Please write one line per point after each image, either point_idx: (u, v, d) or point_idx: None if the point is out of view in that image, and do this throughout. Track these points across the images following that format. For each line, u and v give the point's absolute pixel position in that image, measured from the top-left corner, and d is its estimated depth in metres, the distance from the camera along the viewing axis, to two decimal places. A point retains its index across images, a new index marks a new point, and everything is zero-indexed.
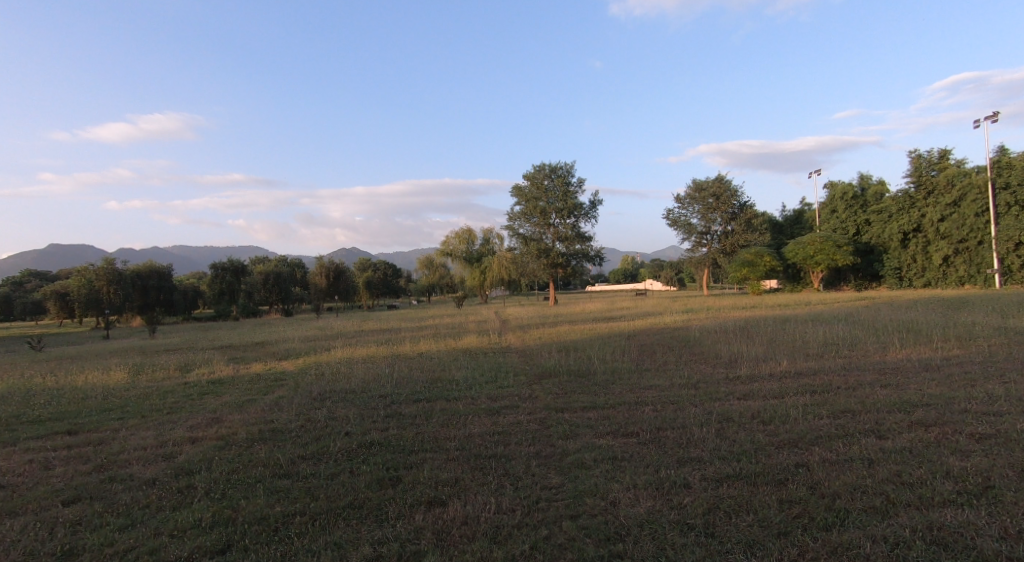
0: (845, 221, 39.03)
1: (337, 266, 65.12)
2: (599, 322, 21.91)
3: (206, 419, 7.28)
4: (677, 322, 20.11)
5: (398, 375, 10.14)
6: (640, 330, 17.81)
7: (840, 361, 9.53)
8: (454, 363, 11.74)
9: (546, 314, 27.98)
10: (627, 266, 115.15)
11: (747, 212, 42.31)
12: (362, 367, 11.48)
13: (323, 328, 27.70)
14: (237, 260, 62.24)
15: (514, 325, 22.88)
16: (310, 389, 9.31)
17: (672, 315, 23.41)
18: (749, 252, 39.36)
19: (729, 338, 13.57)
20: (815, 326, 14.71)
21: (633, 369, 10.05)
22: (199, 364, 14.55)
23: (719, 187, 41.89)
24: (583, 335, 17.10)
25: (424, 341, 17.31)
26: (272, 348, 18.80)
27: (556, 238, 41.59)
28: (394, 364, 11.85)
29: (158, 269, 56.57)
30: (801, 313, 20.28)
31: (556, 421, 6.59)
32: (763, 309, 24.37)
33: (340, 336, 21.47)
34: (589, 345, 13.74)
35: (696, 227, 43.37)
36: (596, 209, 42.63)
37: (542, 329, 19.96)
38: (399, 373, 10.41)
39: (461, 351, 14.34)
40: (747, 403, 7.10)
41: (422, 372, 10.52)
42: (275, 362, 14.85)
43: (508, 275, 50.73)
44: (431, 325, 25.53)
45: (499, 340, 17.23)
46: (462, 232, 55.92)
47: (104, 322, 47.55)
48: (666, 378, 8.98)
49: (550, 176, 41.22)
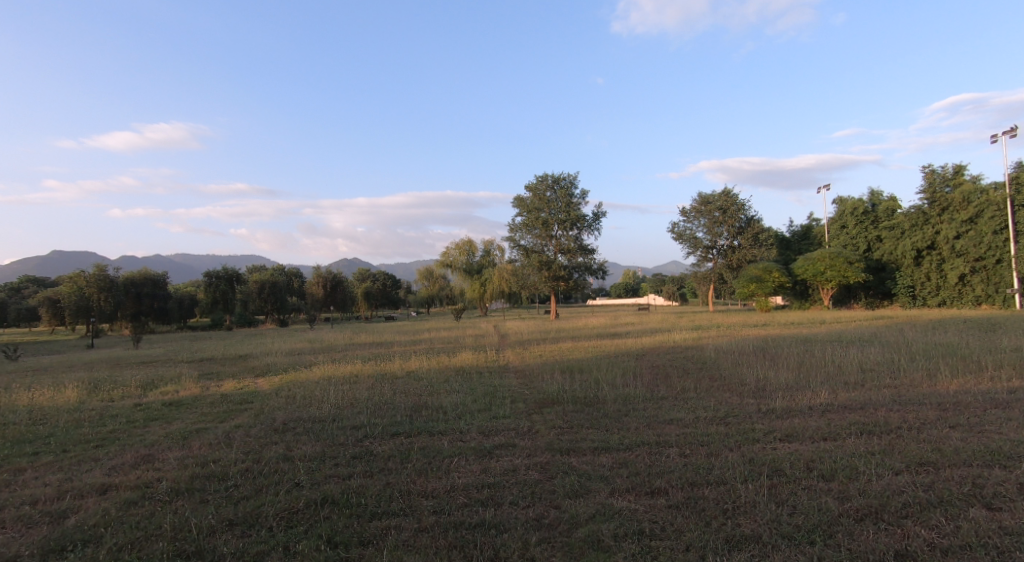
0: (856, 238, 37.73)
1: (335, 276, 64.01)
2: (603, 339, 20.54)
3: (136, 457, 6.04)
4: (687, 340, 18.76)
5: (379, 400, 8.86)
6: (650, 349, 16.49)
7: (889, 393, 8.22)
8: (445, 386, 10.46)
9: (548, 330, 26.64)
10: (629, 281, 113.85)
11: (755, 226, 41.11)
12: (341, 388, 10.21)
13: (315, 341, 26.38)
14: (232, 269, 61.26)
15: (513, 340, 21.52)
16: (273, 416, 8.03)
17: (680, 332, 22.14)
18: (757, 267, 38.15)
19: (750, 361, 12.25)
20: (844, 349, 13.34)
21: (648, 396, 8.78)
22: (169, 381, 13.29)
23: (726, 201, 40.73)
24: (588, 354, 15.80)
25: (416, 357, 15.99)
26: (253, 363, 17.53)
27: (558, 250, 40.43)
28: (377, 385, 10.56)
29: (153, 276, 55.32)
30: (820, 332, 18.99)
31: (561, 470, 5.33)
32: (778, 327, 23.00)
33: (329, 351, 20.17)
34: (594, 366, 12.46)
35: (702, 242, 42.19)
36: (599, 221, 41.51)
37: (544, 346, 18.64)
38: (381, 397, 9.14)
39: (454, 370, 13.04)
40: (793, 447, 5.84)
41: (407, 396, 9.25)
42: (250, 379, 13.57)
43: (509, 287, 49.55)
44: (427, 339, 24.26)
45: (497, 358, 15.92)
46: (463, 243, 54.79)
47: (93, 331, 46.23)
48: (689, 410, 7.70)
49: (552, 187, 40.16)
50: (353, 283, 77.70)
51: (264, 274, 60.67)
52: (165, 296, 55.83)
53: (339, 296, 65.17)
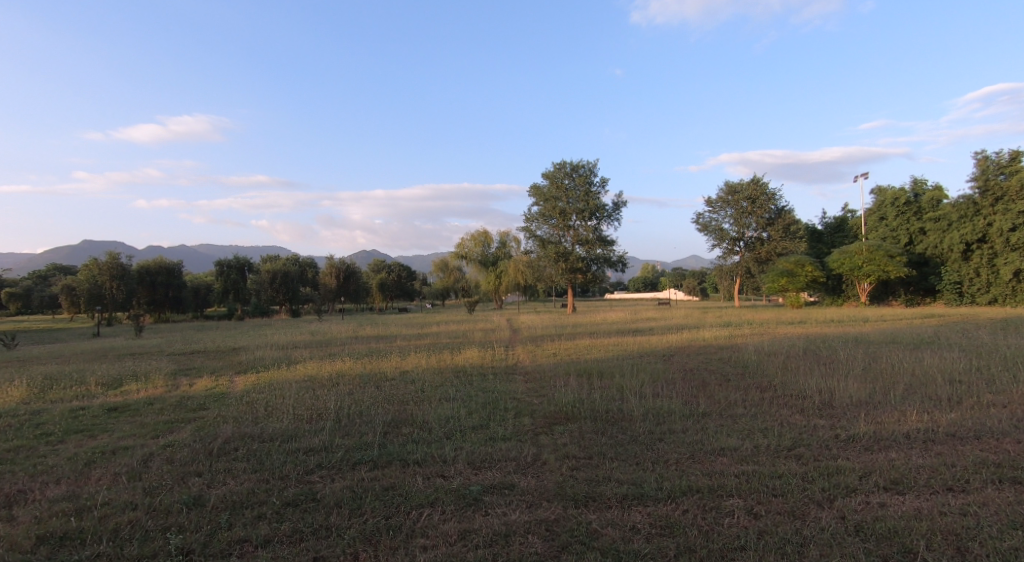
0: (897, 230, 35.30)
1: (348, 267, 62.94)
2: (625, 336, 18.75)
3: (2, 496, 4.50)
4: (718, 339, 16.87)
5: (356, 411, 7.27)
6: (677, 348, 14.67)
7: (1004, 415, 6.33)
8: (440, 391, 8.79)
9: (564, 324, 24.90)
10: (649, 276, 111.83)
11: (786, 217, 38.75)
12: (318, 392, 8.63)
13: (316, 333, 24.97)
14: (244, 257, 60.73)
15: (525, 335, 19.83)
16: (217, 430, 6.42)
17: (710, 329, 20.26)
18: (789, 260, 35.97)
19: (802, 366, 10.36)
20: (910, 352, 11.41)
21: (691, 414, 7.03)
22: (137, 378, 11.84)
23: (754, 190, 38.48)
24: (608, 353, 14.09)
25: (415, 354, 14.32)
26: (240, 357, 16.07)
27: (576, 241, 38.59)
28: (364, 389, 9.00)
29: (167, 265, 54.48)
30: (869, 332, 16.98)
31: (575, 539, 3.66)
32: (818, 325, 20.97)
33: (326, 344, 18.65)
34: (617, 368, 10.76)
35: (728, 233, 40.01)
36: (620, 211, 39.54)
37: (559, 342, 16.91)
38: (359, 406, 7.53)
39: (454, 370, 11.37)
40: (912, 504, 4.06)
41: (392, 405, 7.64)
42: (227, 378, 12.06)
43: (524, 280, 47.81)
44: (434, 333, 22.68)
45: (507, 356, 14.22)
46: (478, 234, 53.14)
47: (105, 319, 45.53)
48: (745, 437, 5.93)
49: (570, 174, 38.20)
50: (367, 275, 76.48)
51: (276, 264, 59.64)
52: (180, 285, 55.00)
53: (352, 287, 64.00)
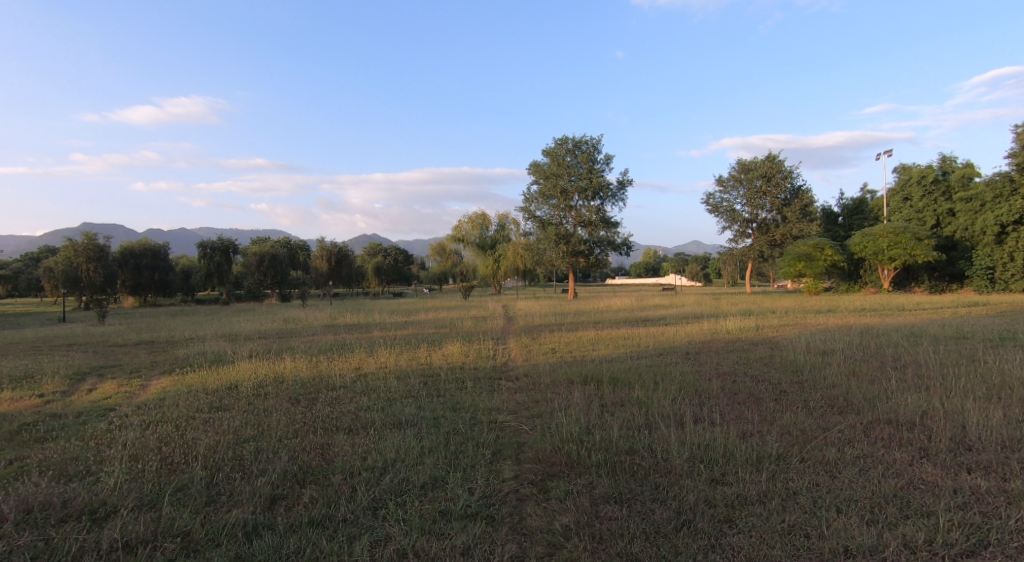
0: (922, 211, 32.78)
1: (341, 250, 60.24)
2: (634, 326, 16.36)
3: None
4: (745, 332, 14.36)
5: (257, 450, 4.88)
6: (700, 343, 12.22)
7: None
8: (395, 412, 6.37)
9: (565, 312, 22.32)
10: (649, 262, 109.58)
11: (803, 197, 36.02)
12: (223, 412, 6.27)
13: (290, 321, 22.36)
14: (230, 239, 57.69)
15: (521, 325, 17.34)
16: (9, 488, 4.04)
17: (730, 319, 17.83)
18: (806, 243, 33.42)
19: (875, 373, 7.98)
20: (1004, 353, 8.93)
21: (761, 460, 4.63)
22: (23, 382, 9.38)
23: (770, 168, 35.77)
24: (616, 348, 11.74)
25: (384, 350, 11.84)
26: (181, 351, 13.61)
27: (578, 222, 36.00)
28: (294, 406, 6.63)
29: (152, 246, 51.76)
30: (920, 324, 14.52)
31: None
32: (855, 315, 18.37)
33: (291, 335, 16.14)
34: (632, 374, 8.37)
35: (740, 215, 37.38)
36: (625, 190, 36.85)
37: (558, 334, 14.41)
38: (264, 442, 5.12)
39: (423, 374, 8.90)
40: None
41: (316, 437, 5.30)
42: (140, 382, 9.62)
43: (524, 264, 45.30)
44: (420, 321, 20.21)
45: (495, 352, 11.79)
46: (475, 216, 50.43)
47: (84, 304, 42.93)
48: (871, 522, 3.55)
49: (572, 150, 35.47)
50: (361, 259, 73.77)
51: (264, 245, 56.88)
52: (166, 268, 52.28)
53: (345, 271, 61.34)
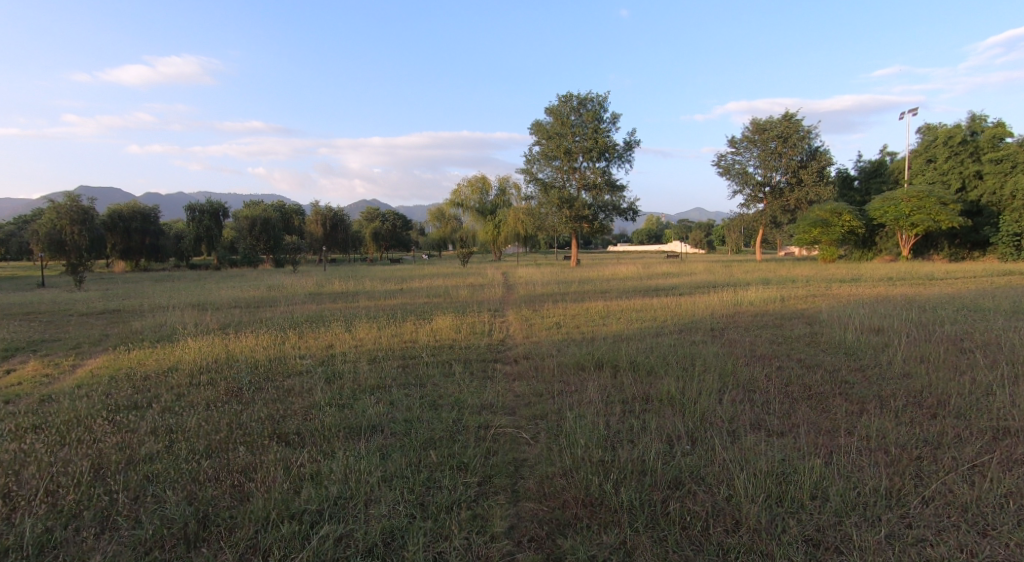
0: (947, 174, 30.89)
1: (336, 215, 58.35)
2: (646, 296, 14.87)
3: None
4: (771, 304, 12.79)
5: (151, 482, 3.52)
6: (724, 318, 10.68)
7: None
8: (355, 411, 4.92)
9: (569, 280, 20.74)
10: (652, 228, 107.83)
11: (821, 159, 33.99)
12: (138, 410, 4.89)
13: (275, 288, 20.76)
14: (220, 202, 56.56)
15: (521, 295, 15.87)
16: None
17: (750, 288, 16.33)
18: (823, 208, 31.68)
19: (957, 358, 6.46)
20: None
21: (864, 502, 3.25)
22: None
23: (786, 128, 33.69)
24: (629, 323, 10.29)
25: (364, 323, 10.36)
26: (141, 323, 12.19)
27: (582, 185, 34.20)
28: (233, 403, 5.22)
29: (142, 210, 49.82)
30: (966, 295, 13.02)
31: None
32: (887, 285, 16.77)
33: (268, 305, 14.64)
34: (654, 357, 6.91)
35: (753, 177, 35.47)
36: (632, 151, 34.88)
37: (564, 306, 12.88)
38: (167, 464, 3.76)
39: (402, 356, 7.42)
40: None
41: (240, 456, 3.92)
42: (75, 362, 8.24)
43: (524, 230, 43.60)
44: (412, 289, 18.70)
45: (490, 326, 10.27)
46: (475, 179, 48.45)
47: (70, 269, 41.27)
48: None
49: (577, 109, 33.41)
50: (359, 224, 71.91)
51: (256, 209, 54.86)
52: (158, 231, 50.46)
53: (340, 236, 59.53)
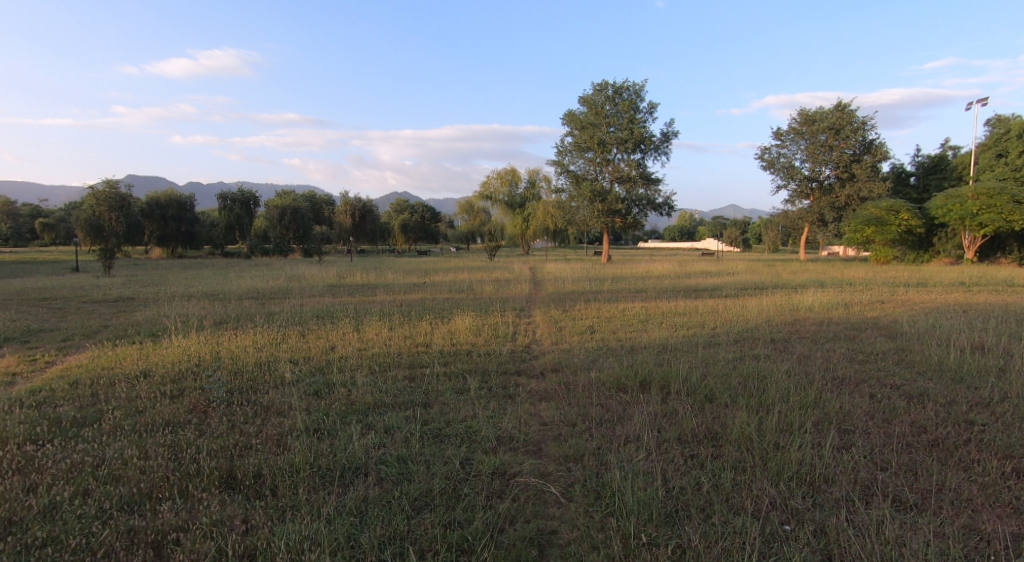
0: (1020, 169, 28.40)
1: (365, 205, 57.90)
2: (688, 298, 13.52)
3: None
4: (834, 311, 11.35)
5: None
6: (784, 327, 9.31)
7: None
8: (338, 441, 3.87)
9: (602, 278, 19.39)
10: (685, 225, 105.16)
11: (875, 153, 31.75)
12: (74, 431, 3.92)
13: (293, 279, 19.90)
14: (250, 191, 56.33)
15: (550, 292, 14.71)
16: None
17: (805, 292, 14.79)
18: (878, 205, 29.52)
19: None
20: None
21: None
22: None
23: (838, 119, 31.55)
24: (673, 329, 9.02)
25: (376, 322, 9.35)
26: (143, 312, 11.41)
27: (616, 178, 32.70)
28: (195, 423, 4.23)
29: (178, 197, 50.06)
30: None
31: None
32: (963, 292, 14.99)
33: (280, 297, 13.77)
34: (712, 378, 5.65)
35: (799, 172, 33.42)
36: (669, 143, 33.20)
37: (597, 306, 11.66)
38: (67, 529, 2.75)
39: (411, 365, 6.33)
40: None
41: (172, 516, 2.91)
42: (52, 354, 7.39)
43: (554, 224, 42.21)
44: (435, 283, 17.66)
45: (516, 329, 9.14)
46: (505, 172, 47.23)
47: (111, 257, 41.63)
48: None
49: (612, 98, 31.90)
50: (388, 216, 71.58)
51: (287, 198, 54.66)
52: (192, 219, 50.57)
53: (369, 227, 59.09)
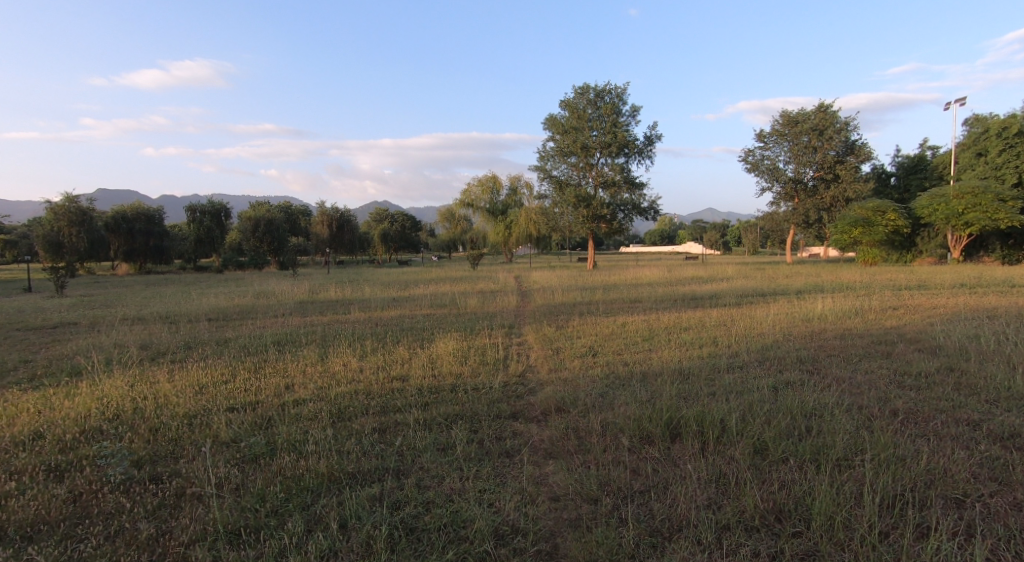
0: (1001, 168, 28.07)
1: (342, 215, 56.19)
2: (688, 308, 12.49)
3: None
4: (847, 320, 10.42)
5: None
6: (803, 342, 8.28)
7: None
8: None
9: (592, 287, 18.26)
10: (666, 229, 105.06)
11: (859, 153, 31.30)
12: None
13: (261, 296, 18.41)
14: (221, 203, 54.10)
15: (537, 305, 13.58)
16: None
17: (808, 298, 13.87)
18: (865, 206, 29.01)
19: None
20: None
21: None
22: None
23: (822, 119, 31.01)
24: (684, 349, 7.93)
25: (344, 348, 8.11)
26: (78, 341, 9.99)
27: (599, 183, 31.84)
28: (67, 541, 2.99)
29: (145, 210, 47.77)
30: None
31: None
32: (969, 294, 14.20)
33: (241, 318, 12.42)
34: (761, 421, 4.51)
35: (784, 174, 32.88)
36: (653, 146, 32.36)
37: (593, 321, 10.56)
38: None
39: (382, 410, 5.12)
40: None
41: None
42: None
43: (537, 231, 41.11)
44: (413, 297, 16.39)
45: (505, 353, 7.95)
46: (486, 178, 45.94)
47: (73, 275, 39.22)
48: None
49: (593, 102, 31.03)
50: (367, 226, 69.93)
51: (260, 209, 52.74)
52: (162, 233, 47.99)
53: (347, 237, 57.34)
